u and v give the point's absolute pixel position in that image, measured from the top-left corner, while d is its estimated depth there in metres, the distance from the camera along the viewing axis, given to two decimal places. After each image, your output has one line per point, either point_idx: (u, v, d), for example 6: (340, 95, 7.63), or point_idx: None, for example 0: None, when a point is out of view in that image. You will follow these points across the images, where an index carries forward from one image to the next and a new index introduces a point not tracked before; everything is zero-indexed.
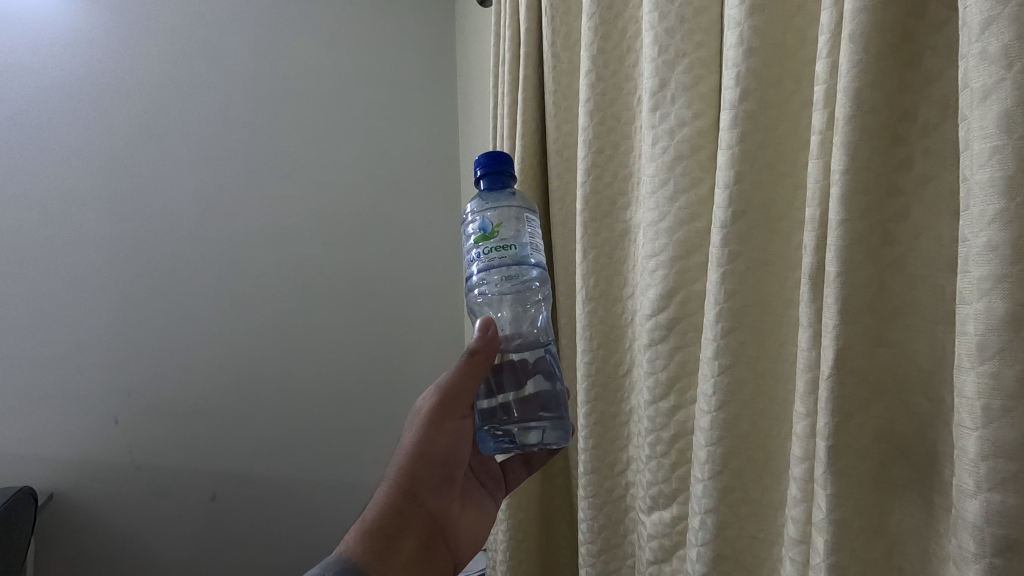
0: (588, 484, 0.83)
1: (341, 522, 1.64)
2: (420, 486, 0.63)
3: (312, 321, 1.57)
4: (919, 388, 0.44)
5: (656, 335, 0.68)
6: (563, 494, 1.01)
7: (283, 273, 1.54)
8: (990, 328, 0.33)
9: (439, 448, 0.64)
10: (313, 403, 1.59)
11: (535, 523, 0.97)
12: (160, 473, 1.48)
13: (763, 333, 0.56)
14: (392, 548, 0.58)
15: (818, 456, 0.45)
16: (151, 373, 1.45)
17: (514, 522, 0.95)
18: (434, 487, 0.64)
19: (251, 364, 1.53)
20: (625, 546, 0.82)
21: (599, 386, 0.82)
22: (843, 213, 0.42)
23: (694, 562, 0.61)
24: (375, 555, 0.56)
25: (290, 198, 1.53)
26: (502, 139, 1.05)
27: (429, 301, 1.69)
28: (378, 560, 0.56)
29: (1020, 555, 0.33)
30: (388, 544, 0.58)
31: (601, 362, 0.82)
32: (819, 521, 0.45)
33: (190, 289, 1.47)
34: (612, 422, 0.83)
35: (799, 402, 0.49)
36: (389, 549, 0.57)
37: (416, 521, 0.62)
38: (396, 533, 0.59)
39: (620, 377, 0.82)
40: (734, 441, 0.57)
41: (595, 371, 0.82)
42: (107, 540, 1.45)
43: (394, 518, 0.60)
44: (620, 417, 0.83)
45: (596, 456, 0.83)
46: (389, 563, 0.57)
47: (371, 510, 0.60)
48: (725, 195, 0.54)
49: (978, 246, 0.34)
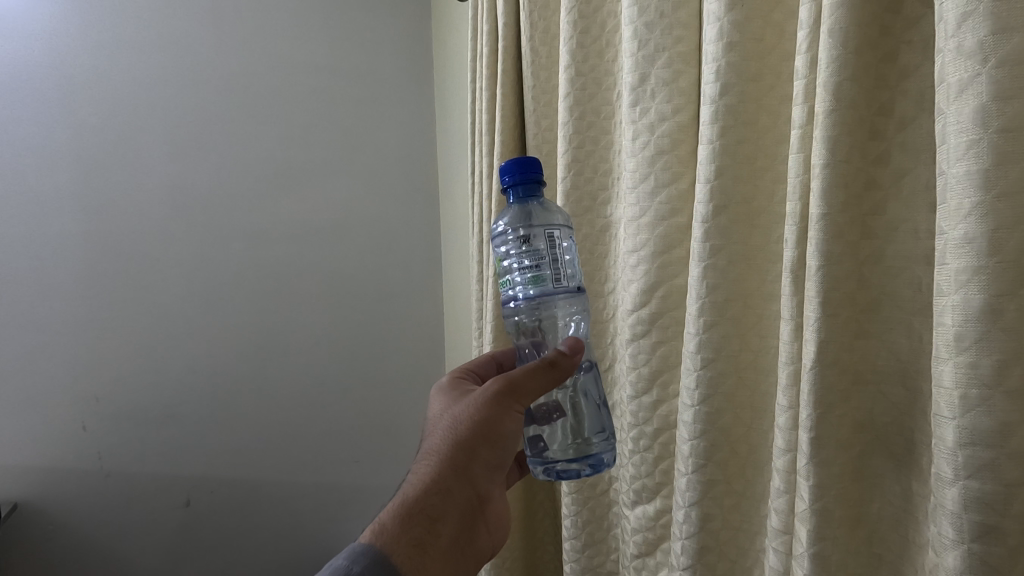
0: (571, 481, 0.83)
1: (319, 524, 1.64)
2: (476, 467, 0.58)
3: (289, 320, 1.55)
4: (897, 379, 0.45)
5: (639, 330, 0.68)
6: (547, 493, 1.01)
7: (256, 271, 1.51)
8: (968, 318, 0.34)
9: (499, 432, 0.59)
10: (290, 404, 1.57)
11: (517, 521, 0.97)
12: (128, 480, 1.45)
13: (745, 325, 0.57)
14: (432, 533, 0.53)
15: (800, 448, 0.46)
16: (118, 379, 1.42)
17: None
18: (488, 470, 0.59)
19: (224, 366, 1.50)
20: (609, 539, 0.83)
21: None
22: (824, 206, 0.42)
23: (678, 556, 0.62)
24: (414, 542, 0.52)
25: (266, 197, 1.50)
26: (481, 134, 1.04)
27: (410, 298, 1.67)
28: (419, 548, 0.52)
29: (996, 540, 0.34)
30: (429, 529, 0.53)
31: None
32: (802, 511, 0.46)
33: (157, 291, 1.43)
34: None
35: (782, 394, 0.49)
36: (429, 536, 0.53)
37: (462, 507, 0.56)
38: (439, 517, 0.54)
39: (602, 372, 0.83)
40: (717, 433, 0.58)
41: None
42: (75, 549, 1.42)
43: (439, 500, 0.54)
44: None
45: None
46: (428, 551, 0.52)
47: (412, 487, 0.55)
48: (706, 189, 0.54)
49: (955, 238, 0.34)
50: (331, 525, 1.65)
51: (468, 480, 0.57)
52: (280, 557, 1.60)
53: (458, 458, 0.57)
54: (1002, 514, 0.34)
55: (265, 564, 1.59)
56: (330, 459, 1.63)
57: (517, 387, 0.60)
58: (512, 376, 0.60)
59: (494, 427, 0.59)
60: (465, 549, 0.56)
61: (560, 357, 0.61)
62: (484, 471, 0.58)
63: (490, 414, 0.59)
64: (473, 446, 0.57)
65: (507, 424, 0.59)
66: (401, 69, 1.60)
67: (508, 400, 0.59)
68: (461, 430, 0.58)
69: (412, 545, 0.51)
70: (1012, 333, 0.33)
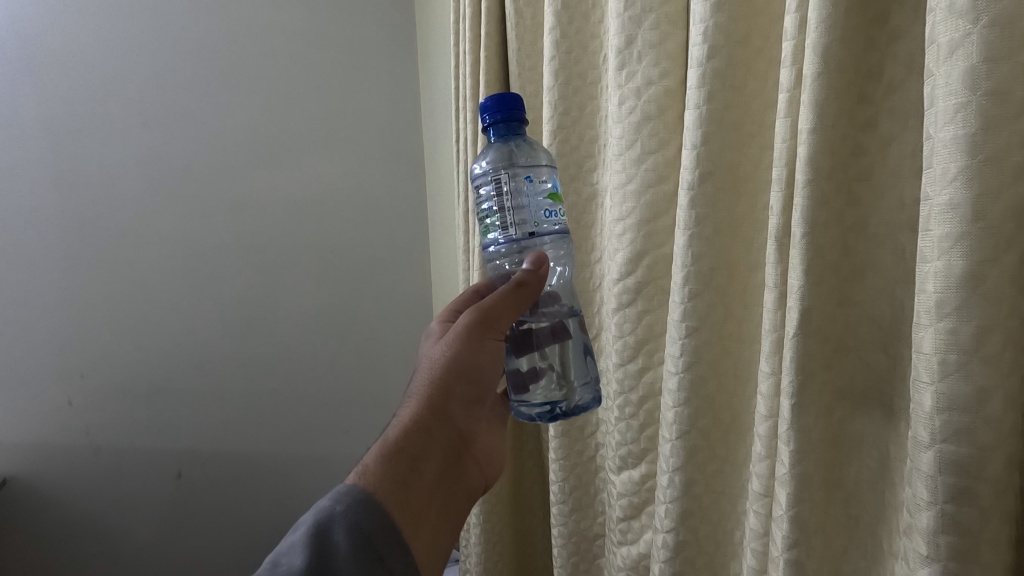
0: (559, 447, 0.84)
1: (311, 494, 1.65)
2: (452, 403, 0.61)
3: (273, 291, 1.53)
4: (878, 345, 0.45)
5: (624, 300, 0.68)
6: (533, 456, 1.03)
7: (239, 243, 1.48)
8: (950, 284, 0.34)
9: (474, 367, 0.63)
10: (278, 375, 1.57)
11: (506, 485, 1.00)
12: (117, 454, 1.45)
13: (729, 293, 0.57)
14: (415, 468, 0.55)
15: (782, 414, 0.46)
16: (103, 354, 1.40)
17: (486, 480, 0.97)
18: (464, 406, 0.63)
19: (209, 338, 1.49)
20: (596, 504, 0.84)
21: None
22: (809, 174, 0.42)
23: (662, 519, 0.62)
24: (397, 478, 0.53)
25: (247, 166, 1.47)
26: (465, 101, 1.01)
27: (398, 268, 1.65)
28: (404, 483, 0.53)
29: (970, 502, 0.35)
30: (412, 466, 0.54)
31: None
32: (782, 475, 0.47)
33: (139, 264, 1.40)
34: None
35: (765, 361, 0.50)
36: (413, 471, 0.54)
37: (441, 442, 0.59)
38: (420, 455, 0.56)
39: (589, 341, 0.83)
40: (700, 401, 0.58)
41: None
42: (67, 522, 1.43)
43: (420, 439, 0.57)
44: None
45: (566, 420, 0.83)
46: (414, 486, 0.53)
47: (393, 428, 0.57)
48: (692, 157, 0.53)
49: (940, 203, 0.34)
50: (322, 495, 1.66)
51: (444, 416, 0.60)
52: (273, 527, 1.62)
53: (433, 395, 0.60)
54: (975, 477, 0.35)
55: (258, 533, 1.61)
56: (319, 429, 1.63)
57: (490, 317, 0.62)
58: (486, 307, 0.62)
59: (471, 363, 0.62)
60: (450, 482, 0.59)
61: (525, 277, 0.61)
62: (459, 406, 0.62)
63: (467, 352, 0.62)
64: (448, 384, 0.61)
65: (482, 361, 0.63)
66: (383, 32, 1.55)
67: (486, 333, 0.63)
68: (437, 368, 0.61)
69: (395, 482, 0.52)
70: (992, 299, 0.33)
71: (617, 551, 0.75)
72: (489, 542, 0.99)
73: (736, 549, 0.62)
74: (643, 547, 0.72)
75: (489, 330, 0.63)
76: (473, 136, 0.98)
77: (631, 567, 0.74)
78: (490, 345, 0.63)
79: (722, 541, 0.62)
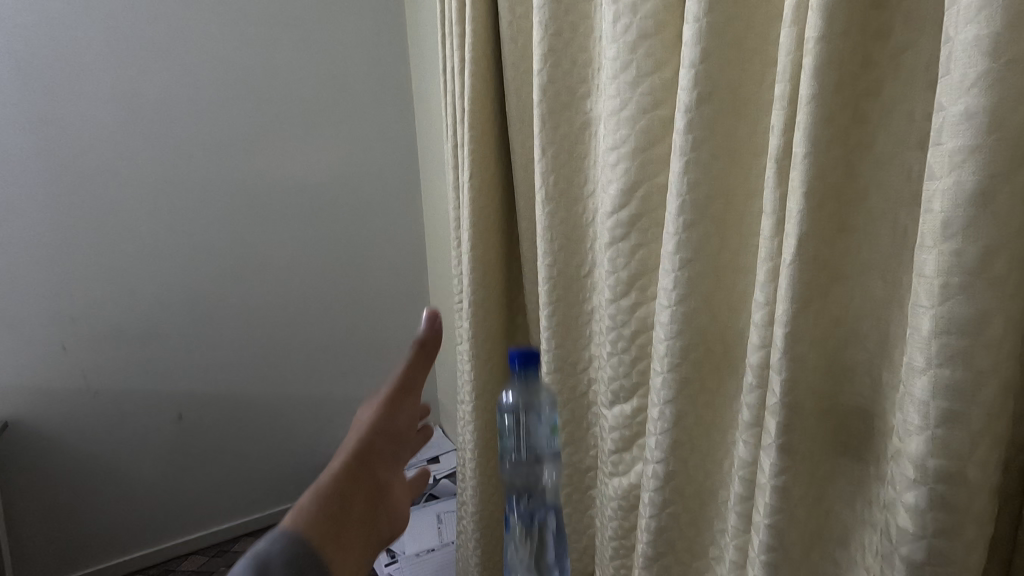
0: (552, 384, 0.84)
1: (312, 433, 1.68)
2: (378, 459, 0.64)
3: (261, 230, 1.49)
4: (877, 273, 0.44)
5: (617, 234, 0.66)
6: None
7: (224, 180, 1.43)
8: (959, 200, 0.32)
9: (395, 429, 0.66)
10: (273, 316, 1.56)
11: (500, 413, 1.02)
12: (119, 394, 1.45)
13: (727, 223, 0.55)
14: (343, 514, 0.56)
15: (775, 344, 0.45)
16: (95, 297, 1.38)
17: (480, 410, 0.99)
18: (393, 454, 0.65)
19: (201, 279, 1.47)
20: (588, 438, 0.85)
21: (561, 288, 0.81)
22: (814, 87, 0.39)
23: (653, 449, 0.62)
24: (326, 520, 0.55)
25: (228, 100, 1.40)
26: (451, 27, 0.96)
27: (390, 206, 1.62)
28: (332, 531, 0.55)
29: (961, 425, 0.35)
30: (341, 508, 0.57)
31: (563, 265, 0.80)
32: (772, 405, 0.46)
33: (123, 204, 1.36)
34: (574, 323, 0.82)
35: (759, 291, 0.48)
36: (341, 515, 0.56)
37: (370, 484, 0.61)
38: (348, 496, 0.58)
39: (581, 278, 0.81)
40: (694, 333, 0.57)
41: (556, 273, 0.80)
42: (71, 463, 1.43)
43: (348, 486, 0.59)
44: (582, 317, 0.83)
45: (558, 357, 0.83)
46: (342, 533, 0.55)
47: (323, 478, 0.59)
48: (690, 75, 0.50)
49: (954, 114, 0.32)
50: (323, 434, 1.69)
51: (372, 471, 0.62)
52: (274, 465, 1.65)
53: (360, 445, 0.63)
54: (969, 400, 0.34)
55: (262, 470, 1.64)
56: (316, 368, 1.64)
57: (407, 384, 0.69)
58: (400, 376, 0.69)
59: (392, 429, 0.66)
60: (380, 511, 0.60)
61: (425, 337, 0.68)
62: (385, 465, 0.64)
63: (389, 413, 0.67)
64: (372, 440, 0.64)
65: (402, 424, 0.67)
66: None
67: (405, 397, 0.69)
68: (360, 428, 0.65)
69: (326, 529, 0.54)
70: (1002, 215, 0.31)
71: (608, 482, 0.76)
72: (483, 476, 1.01)
73: (723, 480, 0.63)
74: (634, 478, 0.73)
75: (405, 404, 0.68)
76: (459, 64, 0.94)
77: (622, 497, 0.74)
78: (407, 412, 0.69)
79: (712, 471, 0.63)
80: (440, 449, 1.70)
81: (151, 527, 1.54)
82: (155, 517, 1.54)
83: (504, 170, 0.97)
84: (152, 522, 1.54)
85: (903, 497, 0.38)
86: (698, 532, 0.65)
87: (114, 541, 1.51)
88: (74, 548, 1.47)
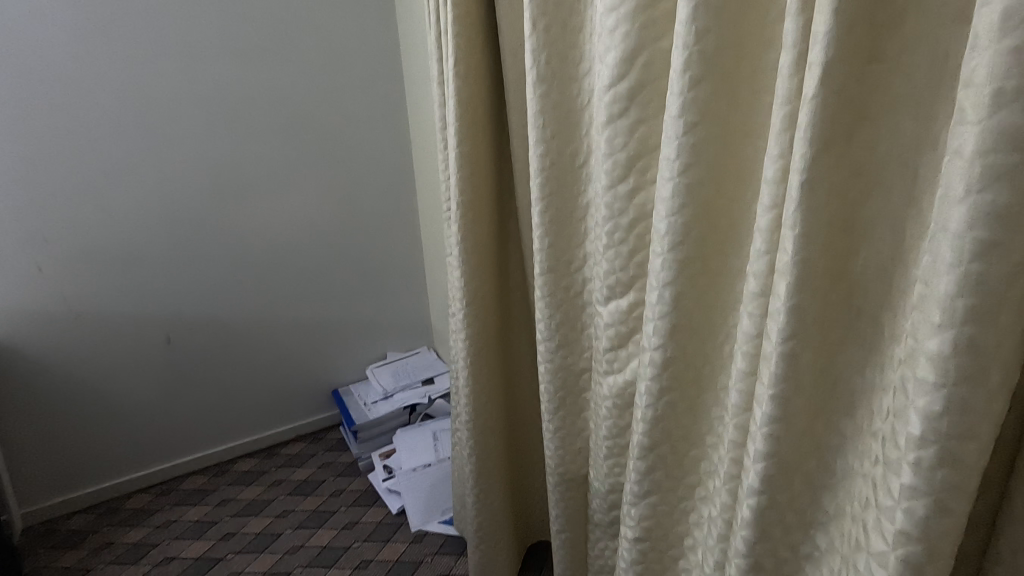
0: (546, 306, 0.85)
1: (303, 370, 1.67)
2: None
3: (244, 159, 1.44)
4: (888, 224, 0.42)
5: (615, 175, 0.68)
6: (522, 318, 1.09)
7: (202, 103, 1.37)
8: (996, 148, 0.31)
9: None
10: (257, 248, 1.51)
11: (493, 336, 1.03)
12: (105, 319, 1.41)
13: (722, 167, 0.55)
14: None
15: (776, 292, 0.45)
16: (71, 220, 1.32)
17: (473, 333, 1.00)
18: None
19: (181, 206, 1.41)
20: (582, 338, 0.86)
21: (555, 207, 0.81)
22: (830, 17, 0.38)
23: (642, 396, 0.64)
24: None
25: (203, 13, 1.32)
26: None
27: (376, 136, 1.56)
28: None
29: (973, 382, 0.34)
30: None
31: (556, 184, 0.80)
32: (768, 354, 0.46)
33: (94, 120, 1.28)
34: (568, 243, 0.83)
35: (759, 238, 0.47)
36: None
37: None
38: None
39: (575, 196, 0.81)
40: (688, 275, 0.58)
41: (550, 192, 0.80)
42: (62, 390, 1.41)
43: None
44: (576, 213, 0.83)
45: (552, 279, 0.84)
46: None
47: None
48: (689, 12, 0.50)
49: (994, 57, 0.31)
50: (314, 370, 1.68)
51: None
52: (270, 391, 1.64)
53: None
54: (986, 357, 0.34)
55: (255, 404, 1.63)
56: (304, 300, 1.61)
57: None
58: None
59: None
60: None
61: None
62: None
63: None
64: None
65: None
66: None
67: None
68: None
69: None
70: None
71: (604, 379, 0.78)
72: (477, 384, 1.02)
73: (722, 391, 0.62)
74: (629, 374, 0.75)
75: None
76: None
77: (616, 395, 0.77)
78: None
79: (709, 379, 0.62)
80: (436, 369, 1.71)
81: (147, 451, 1.53)
82: (154, 441, 1.53)
83: (495, 84, 0.95)
84: (148, 446, 1.53)
85: (915, 424, 0.37)
86: (699, 424, 0.64)
87: (113, 465, 1.50)
88: (72, 473, 1.46)
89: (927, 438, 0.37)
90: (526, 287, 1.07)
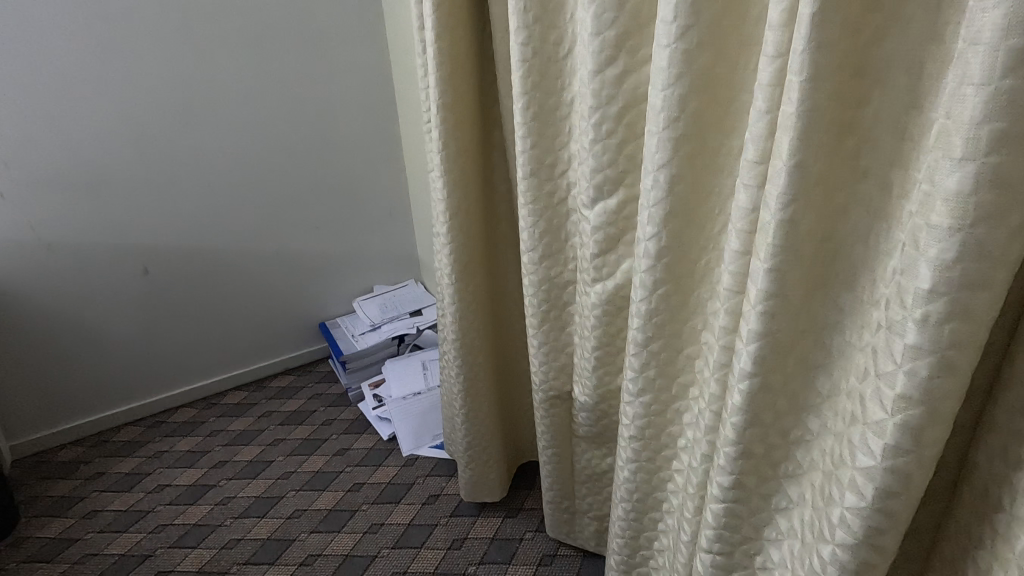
0: (532, 215, 0.81)
1: (287, 300, 1.63)
2: None
3: (210, 72, 1.34)
4: (902, 67, 0.39)
5: (603, 58, 0.62)
6: (507, 238, 1.06)
7: (159, 7, 1.26)
8: None
9: None
10: (232, 170, 1.44)
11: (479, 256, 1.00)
12: (76, 248, 1.35)
13: (722, 30, 0.50)
14: None
15: (778, 152, 0.42)
16: (28, 140, 1.23)
17: (456, 259, 0.97)
18: None
19: (146, 125, 1.32)
20: (568, 249, 0.83)
21: (537, 104, 0.75)
22: None
23: (638, 289, 0.61)
24: None
25: None
26: None
27: (352, 46, 1.46)
28: None
29: (994, 213, 0.35)
30: None
31: (539, 80, 0.74)
32: (765, 223, 0.44)
33: (39, 28, 1.17)
34: (552, 147, 0.78)
35: (761, 96, 0.44)
36: None
37: None
38: None
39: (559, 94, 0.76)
40: (684, 155, 0.53)
41: (533, 88, 0.74)
42: (38, 322, 1.37)
43: None
44: (559, 111, 0.77)
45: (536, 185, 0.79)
46: None
47: None
48: None
49: None
50: (298, 301, 1.64)
51: None
52: (254, 323, 1.61)
53: None
54: (1009, 184, 0.34)
55: (241, 335, 1.61)
56: (286, 228, 1.55)
57: None
58: None
59: None
60: None
61: None
62: None
63: None
64: None
65: None
66: None
67: None
68: None
69: None
70: None
71: (590, 288, 0.75)
72: (462, 301, 1.00)
73: (714, 283, 0.60)
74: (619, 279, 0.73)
75: None
76: None
77: (605, 301, 0.74)
78: None
79: (702, 272, 0.60)
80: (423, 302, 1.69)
81: (134, 382, 1.52)
82: (139, 372, 1.52)
83: None
84: (134, 378, 1.51)
85: (931, 258, 0.37)
86: (690, 323, 0.62)
87: (100, 396, 1.49)
88: (59, 406, 1.45)
89: (937, 288, 0.38)
90: (512, 202, 1.03)
